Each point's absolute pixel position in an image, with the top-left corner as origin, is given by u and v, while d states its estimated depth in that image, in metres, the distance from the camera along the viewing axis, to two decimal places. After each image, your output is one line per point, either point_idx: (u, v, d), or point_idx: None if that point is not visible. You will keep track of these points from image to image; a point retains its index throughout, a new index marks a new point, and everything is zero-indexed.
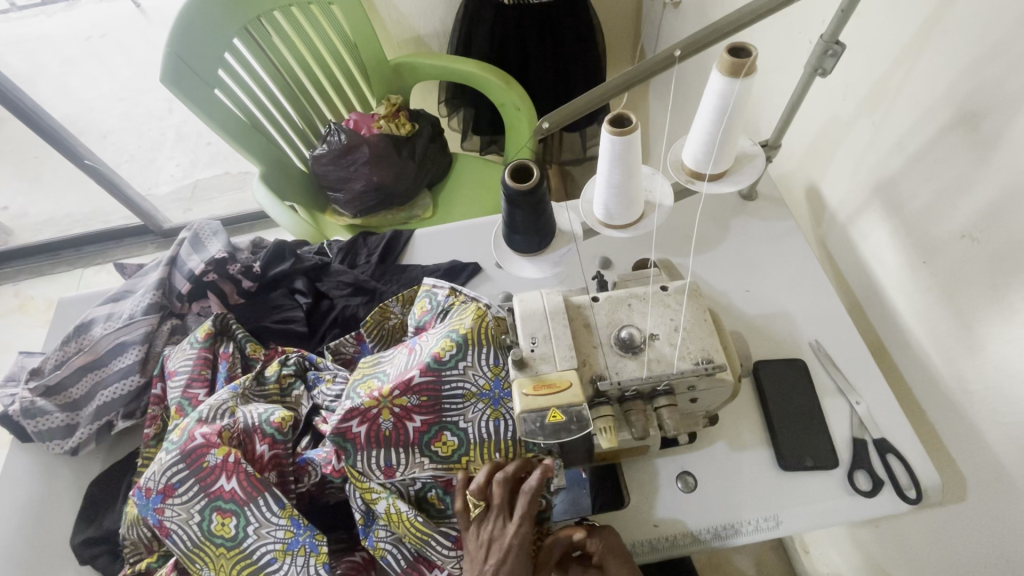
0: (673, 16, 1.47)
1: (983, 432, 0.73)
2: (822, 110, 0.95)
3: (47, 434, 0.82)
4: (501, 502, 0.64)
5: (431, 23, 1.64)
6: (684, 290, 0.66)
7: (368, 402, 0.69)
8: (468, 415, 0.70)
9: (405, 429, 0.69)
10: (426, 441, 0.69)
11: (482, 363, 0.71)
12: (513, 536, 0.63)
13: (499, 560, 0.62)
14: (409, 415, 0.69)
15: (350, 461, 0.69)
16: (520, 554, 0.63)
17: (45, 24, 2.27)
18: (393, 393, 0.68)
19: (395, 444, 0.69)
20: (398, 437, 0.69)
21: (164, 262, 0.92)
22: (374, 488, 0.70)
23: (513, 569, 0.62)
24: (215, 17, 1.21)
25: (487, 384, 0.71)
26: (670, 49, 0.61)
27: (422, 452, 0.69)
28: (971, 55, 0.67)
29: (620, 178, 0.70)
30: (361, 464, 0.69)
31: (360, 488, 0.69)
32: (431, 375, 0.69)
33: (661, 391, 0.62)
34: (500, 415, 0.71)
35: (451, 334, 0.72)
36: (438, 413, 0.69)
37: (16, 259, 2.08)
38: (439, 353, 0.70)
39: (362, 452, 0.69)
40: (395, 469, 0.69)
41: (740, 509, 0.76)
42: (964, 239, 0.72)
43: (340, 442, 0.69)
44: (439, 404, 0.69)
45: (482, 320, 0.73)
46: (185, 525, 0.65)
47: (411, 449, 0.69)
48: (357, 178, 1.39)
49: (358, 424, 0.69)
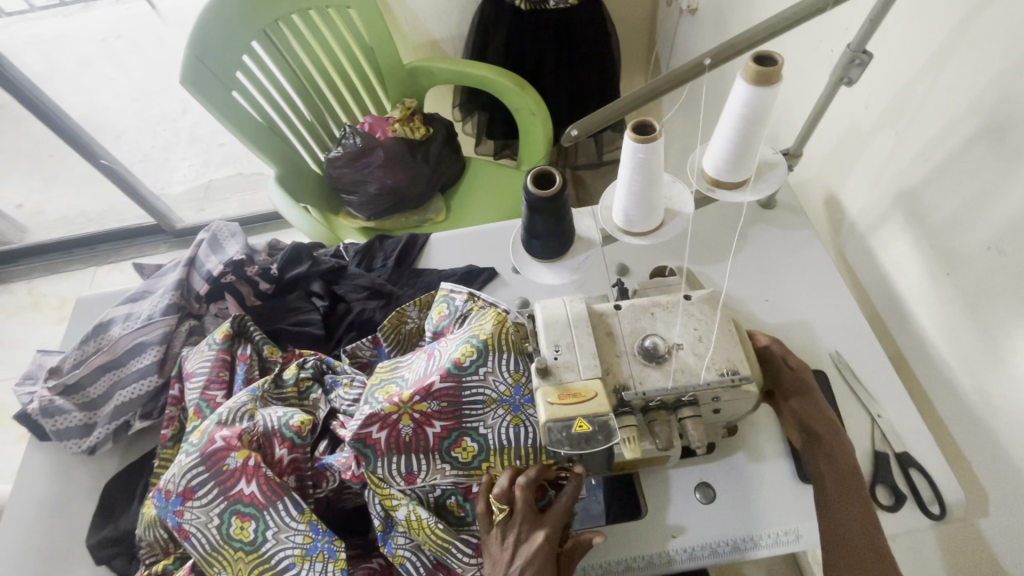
0: (689, 22, 1.46)
1: (1007, 449, 0.72)
2: (844, 119, 0.95)
3: (64, 432, 0.82)
4: (525, 506, 0.65)
5: (447, 28, 1.65)
6: (708, 300, 0.65)
7: (387, 408, 0.68)
8: (488, 421, 0.70)
9: (425, 435, 0.69)
10: (446, 447, 0.69)
11: (502, 369, 0.71)
12: (541, 539, 0.63)
13: (526, 563, 0.62)
14: (429, 421, 0.68)
15: (371, 467, 0.68)
16: (545, 558, 0.63)
17: (61, 24, 2.28)
18: (414, 399, 0.68)
19: (416, 450, 0.68)
20: (418, 443, 0.69)
21: (183, 263, 0.92)
22: (393, 494, 0.69)
23: (539, 573, 0.61)
24: (234, 20, 1.22)
25: (508, 390, 0.70)
26: (698, 57, 0.60)
27: (443, 458, 0.69)
28: (999, 66, 0.66)
29: (643, 185, 0.69)
30: (381, 471, 0.68)
31: (380, 494, 0.69)
32: (451, 381, 0.69)
33: (685, 402, 0.61)
34: (520, 421, 0.70)
35: (470, 340, 0.71)
36: (458, 419, 0.69)
37: (31, 257, 2.10)
38: (459, 358, 0.70)
39: (382, 459, 0.68)
40: (416, 475, 0.69)
41: (760, 523, 0.75)
42: (990, 252, 0.71)
43: (360, 448, 0.68)
44: (459, 410, 0.69)
45: (502, 325, 0.72)
46: (204, 528, 0.65)
47: (431, 455, 0.69)
48: (371, 181, 1.39)
49: (377, 430, 0.68)
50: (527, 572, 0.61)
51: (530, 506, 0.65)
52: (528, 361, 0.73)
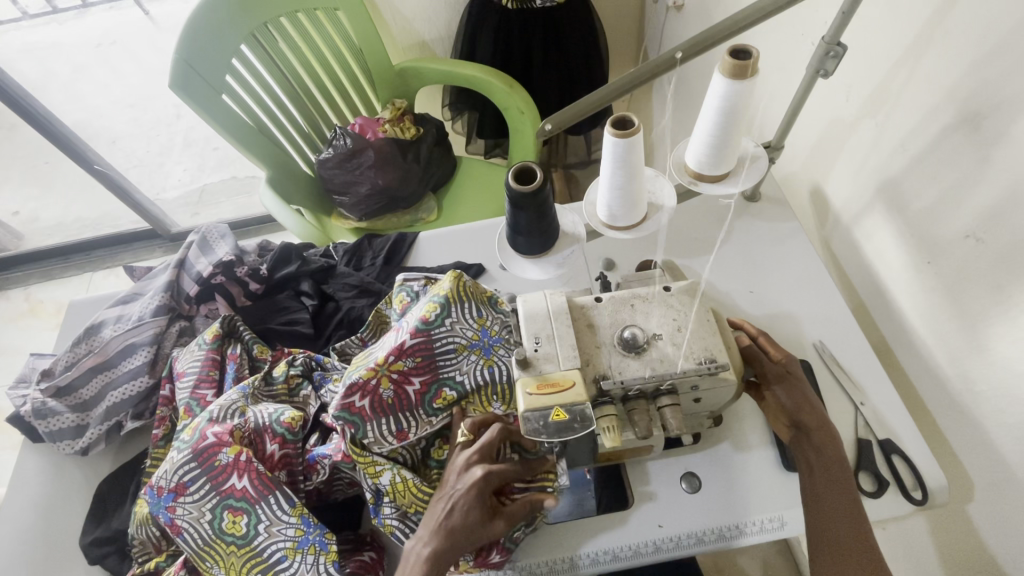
0: (676, 19, 1.47)
1: (990, 434, 0.73)
2: (825, 111, 0.95)
3: (57, 434, 0.83)
4: (487, 442, 0.68)
5: (436, 28, 1.66)
6: (687, 291, 0.66)
7: (365, 374, 0.70)
8: (463, 368, 0.73)
9: (406, 393, 0.71)
10: (428, 400, 0.72)
11: (467, 317, 0.74)
12: (485, 471, 0.65)
13: (467, 487, 0.64)
14: (408, 379, 0.71)
15: (360, 434, 0.69)
16: (484, 490, 0.64)
17: (56, 32, 2.30)
18: (389, 359, 0.70)
19: (400, 409, 0.70)
20: (402, 402, 0.71)
21: (173, 265, 0.93)
22: (376, 461, 0.70)
23: (475, 500, 0.63)
24: (222, 23, 1.23)
25: (475, 334, 0.73)
26: (671, 51, 0.61)
27: (427, 411, 0.72)
28: (973, 55, 0.67)
29: (624, 179, 0.70)
30: (370, 436, 0.70)
31: (362, 462, 0.69)
32: (421, 337, 0.71)
33: (664, 390, 0.62)
34: (493, 362, 0.73)
35: (434, 297, 0.74)
36: (434, 371, 0.72)
37: (28, 263, 2.11)
38: (425, 315, 0.72)
39: (370, 424, 0.69)
40: (406, 432, 0.71)
41: (747, 510, 0.76)
42: (969, 240, 0.72)
43: (347, 418, 0.69)
44: (433, 362, 0.72)
45: (459, 279, 0.76)
46: (196, 524, 0.66)
47: (416, 411, 0.71)
48: (362, 182, 1.40)
49: (359, 399, 0.70)
50: (465, 495, 0.64)
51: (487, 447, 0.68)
52: (492, 308, 0.77)
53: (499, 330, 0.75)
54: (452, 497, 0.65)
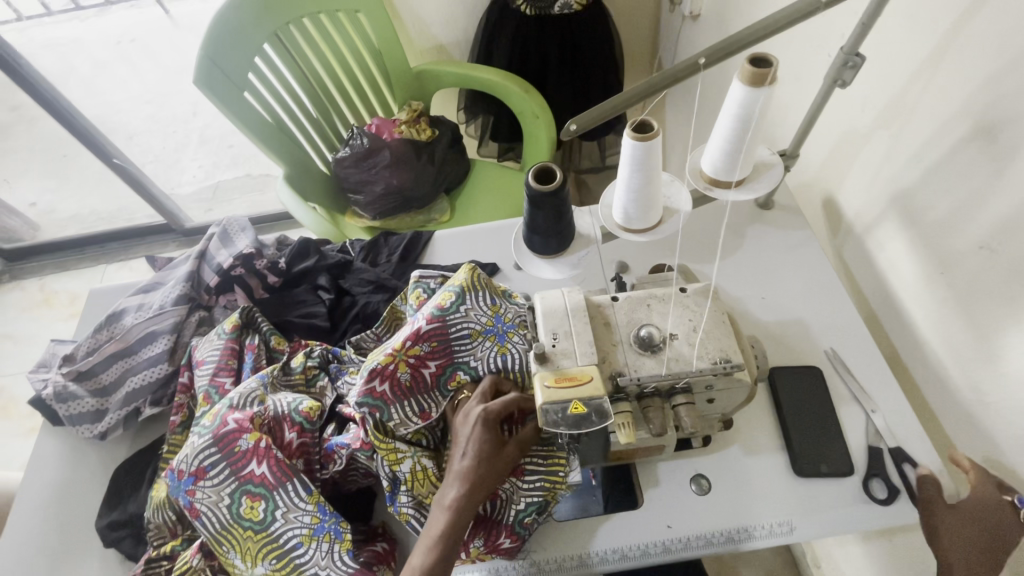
0: (692, 28, 1.49)
1: (1001, 445, 0.73)
2: (840, 122, 0.97)
3: (77, 417, 0.84)
4: (485, 391, 0.70)
5: (453, 33, 1.68)
6: (704, 293, 0.67)
7: (384, 359, 0.71)
8: (478, 353, 0.74)
9: (422, 376, 0.72)
10: (443, 382, 0.73)
11: (481, 305, 0.76)
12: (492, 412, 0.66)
13: (479, 432, 0.65)
14: (424, 362, 0.72)
15: (384, 417, 0.70)
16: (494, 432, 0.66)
17: (78, 29, 2.38)
18: (406, 345, 0.72)
19: (418, 392, 0.72)
20: (419, 385, 0.72)
21: (194, 256, 0.95)
22: (398, 449, 0.70)
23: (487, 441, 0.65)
24: (246, 22, 1.26)
25: (489, 321, 0.75)
26: (693, 57, 0.62)
27: (442, 394, 0.73)
28: (990, 68, 0.68)
29: (642, 181, 0.71)
30: (395, 418, 0.70)
31: (385, 448, 0.69)
32: (437, 322, 0.73)
33: (680, 389, 0.63)
34: (506, 350, 0.74)
35: (449, 287, 0.76)
36: (450, 356, 0.73)
37: (43, 254, 2.15)
38: (440, 303, 0.74)
39: (393, 407, 0.70)
40: (429, 412, 0.72)
41: (756, 513, 0.77)
42: (982, 250, 0.73)
43: (370, 403, 0.70)
44: (449, 347, 0.73)
45: (474, 272, 0.78)
46: (215, 508, 0.67)
47: (432, 393, 0.73)
48: (378, 181, 1.42)
49: (380, 383, 0.70)
50: (479, 438, 0.65)
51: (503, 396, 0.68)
52: (505, 298, 0.78)
53: (513, 317, 0.76)
54: (465, 441, 0.66)
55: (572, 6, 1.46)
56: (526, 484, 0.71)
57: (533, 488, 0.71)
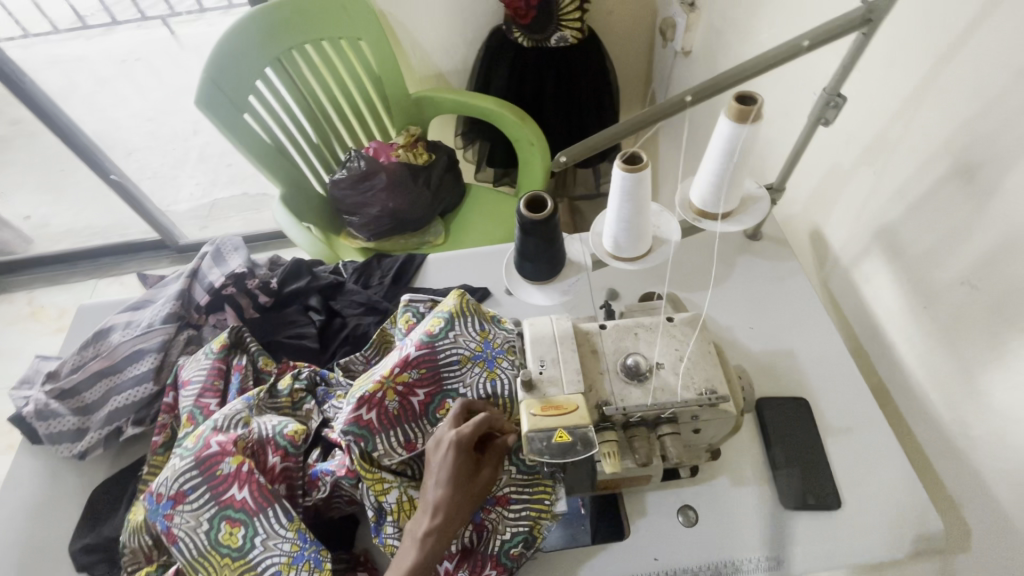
0: (683, 63, 1.54)
1: (986, 479, 0.74)
2: (826, 158, 0.99)
3: (57, 436, 0.83)
4: (458, 413, 0.67)
5: (452, 61, 1.72)
6: (689, 323, 0.68)
7: (372, 387, 0.70)
8: (466, 380, 0.73)
9: (410, 404, 0.72)
10: (432, 410, 0.73)
11: (469, 330, 0.76)
12: (459, 440, 0.64)
13: (448, 459, 0.64)
14: (412, 390, 0.72)
15: (369, 447, 0.69)
16: (464, 461, 0.64)
17: (83, 47, 2.47)
18: (394, 371, 0.71)
19: (405, 421, 0.71)
20: (406, 414, 0.71)
21: (186, 275, 0.95)
22: (385, 479, 0.69)
23: (457, 471, 0.63)
24: (249, 48, 1.30)
25: (478, 346, 0.75)
26: (681, 94, 0.64)
27: (429, 422, 0.72)
28: (967, 111, 0.71)
29: (631, 212, 0.74)
30: (380, 449, 0.69)
31: (370, 478, 0.68)
32: (425, 349, 0.73)
33: (665, 419, 0.63)
34: (495, 376, 0.74)
35: (438, 313, 0.77)
36: (439, 383, 0.73)
37: (34, 267, 2.14)
38: (429, 329, 0.75)
39: (379, 437, 0.69)
40: (415, 443, 0.71)
41: (743, 546, 0.76)
42: (964, 286, 0.75)
43: (355, 431, 0.68)
44: (438, 374, 0.73)
45: (463, 297, 0.79)
46: (192, 533, 0.65)
47: (420, 421, 0.72)
48: (373, 204, 1.43)
49: (367, 411, 0.70)
50: (448, 466, 0.63)
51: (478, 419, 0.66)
52: (493, 323, 0.79)
53: (502, 342, 0.76)
54: (435, 465, 0.64)
55: (568, 40, 1.47)
56: (512, 513, 0.70)
57: (519, 518, 0.69)
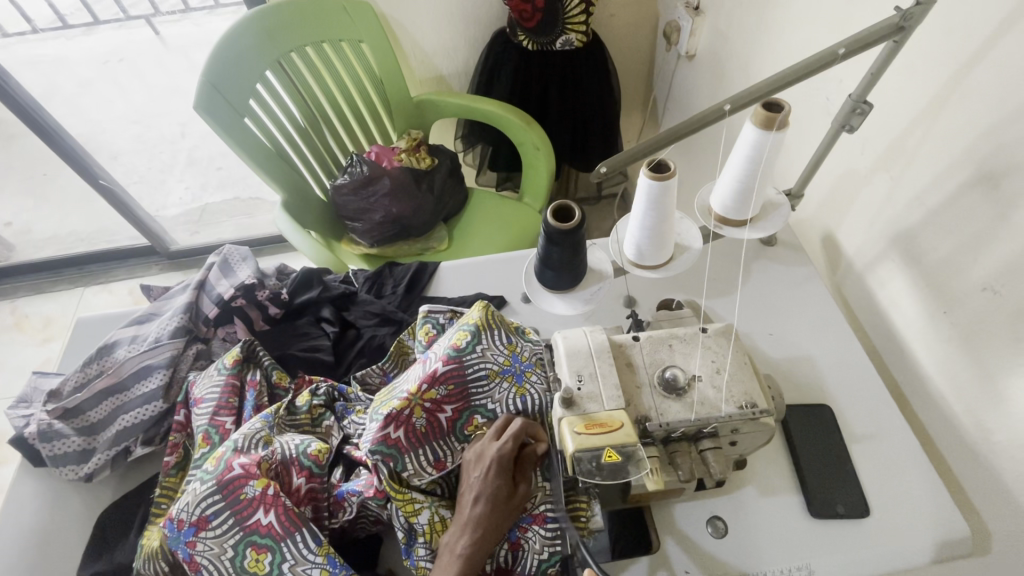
0: (687, 67, 1.54)
1: (1010, 484, 0.74)
2: (839, 163, 1.00)
3: (61, 458, 0.79)
4: (498, 427, 0.68)
5: (453, 64, 1.71)
6: (725, 332, 0.67)
7: (399, 404, 0.68)
8: (495, 395, 0.72)
9: (438, 421, 0.70)
10: (460, 427, 0.71)
11: (497, 343, 0.74)
12: (499, 453, 0.64)
13: (488, 472, 0.63)
14: (440, 407, 0.70)
15: (398, 467, 0.67)
16: (504, 477, 0.63)
17: (64, 48, 2.40)
18: (422, 388, 0.69)
19: (433, 438, 0.69)
20: (434, 431, 0.70)
21: (193, 286, 0.92)
22: (415, 499, 0.67)
23: (497, 485, 0.63)
24: (250, 50, 1.27)
25: (507, 360, 0.73)
26: (719, 103, 0.64)
27: (458, 439, 0.71)
28: (989, 118, 0.71)
29: (657, 221, 0.73)
30: (410, 468, 0.67)
31: (400, 499, 0.66)
32: (453, 363, 0.71)
33: (706, 434, 0.62)
34: (525, 391, 0.72)
35: (463, 326, 0.75)
36: (466, 399, 0.71)
37: (16, 276, 2.06)
38: (456, 343, 0.73)
39: (408, 456, 0.68)
40: (444, 462, 0.69)
41: (773, 556, 0.75)
42: (985, 292, 0.75)
43: (383, 451, 0.67)
44: (466, 390, 0.71)
45: (487, 309, 0.77)
46: (217, 560, 0.63)
47: (448, 439, 0.70)
48: (376, 210, 1.40)
49: (395, 430, 0.68)
50: (489, 479, 0.63)
51: (518, 434, 0.65)
52: (520, 335, 0.77)
53: (530, 355, 0.75)
54: (475, 479, 0.64)
55: (573, 43, 1.46)
56: (548, 532, 0.67)
57: (556, 537, 0.67)
